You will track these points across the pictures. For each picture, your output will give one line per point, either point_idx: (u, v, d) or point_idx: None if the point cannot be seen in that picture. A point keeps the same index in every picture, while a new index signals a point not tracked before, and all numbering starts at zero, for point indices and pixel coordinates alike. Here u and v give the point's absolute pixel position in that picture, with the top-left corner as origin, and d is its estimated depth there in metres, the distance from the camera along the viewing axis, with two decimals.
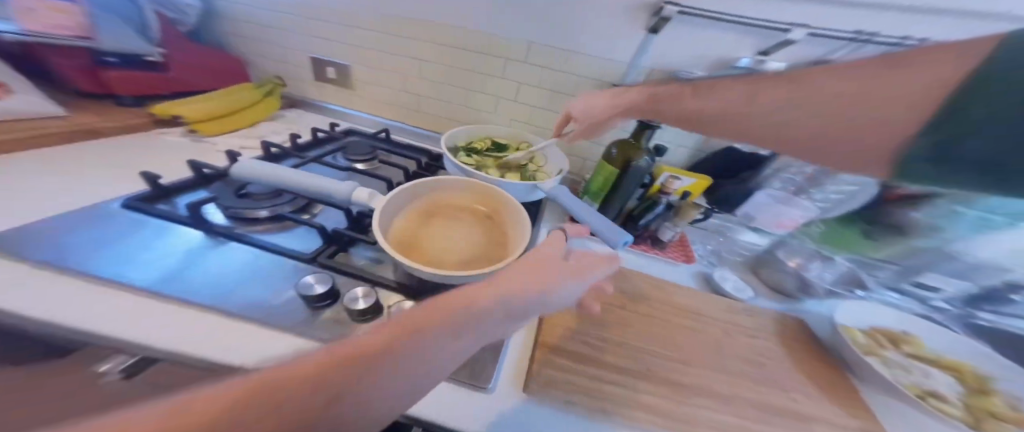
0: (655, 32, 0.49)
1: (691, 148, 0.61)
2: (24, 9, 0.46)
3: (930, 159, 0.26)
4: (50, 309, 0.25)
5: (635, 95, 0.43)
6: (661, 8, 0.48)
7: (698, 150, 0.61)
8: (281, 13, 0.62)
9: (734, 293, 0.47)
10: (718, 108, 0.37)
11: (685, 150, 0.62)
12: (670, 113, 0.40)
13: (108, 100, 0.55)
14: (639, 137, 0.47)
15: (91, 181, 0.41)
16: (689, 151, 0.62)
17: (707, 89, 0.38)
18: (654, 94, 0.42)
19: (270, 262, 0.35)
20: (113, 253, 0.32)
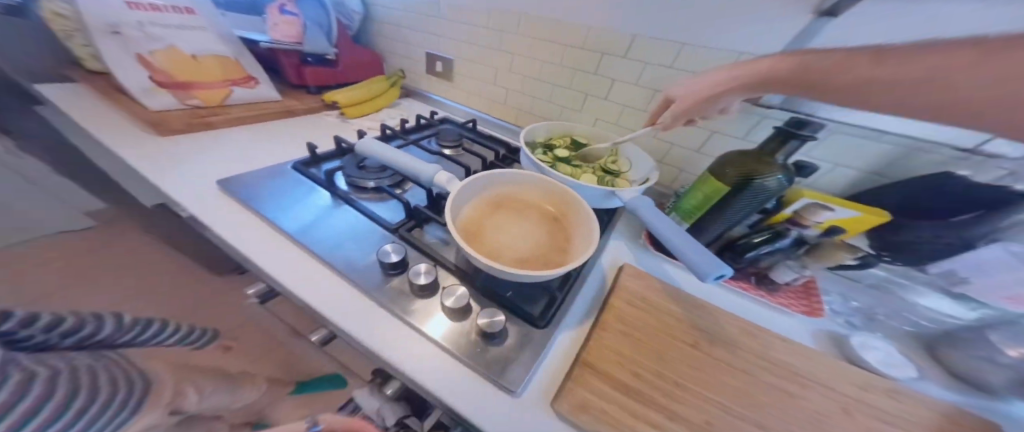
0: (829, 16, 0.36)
1: (859, 170, 0.42)
2: (272, 24, 0.67)
3: None
4: (238, 238, 0.38)
5: (772, 62, 0.31)
6: None
7: (871, 175, 0.41)
8: (409, 14, 0.72)
9: (877, 365, 0.33)
10: (910, 83, 0.23)
11: (849, 173, 0.43)
12: (818, 88, 0.28)
13: (302, 90, 0.73)
14: (776, 150, 0.35)
15: (273, 143, 0.57)
16: (856, 174, 0.42)
17: (901, 54, 0.23)
18: (804, 61, 0.28)
19: (365, 227, 0.43)
20: (276, 200, 0.44)
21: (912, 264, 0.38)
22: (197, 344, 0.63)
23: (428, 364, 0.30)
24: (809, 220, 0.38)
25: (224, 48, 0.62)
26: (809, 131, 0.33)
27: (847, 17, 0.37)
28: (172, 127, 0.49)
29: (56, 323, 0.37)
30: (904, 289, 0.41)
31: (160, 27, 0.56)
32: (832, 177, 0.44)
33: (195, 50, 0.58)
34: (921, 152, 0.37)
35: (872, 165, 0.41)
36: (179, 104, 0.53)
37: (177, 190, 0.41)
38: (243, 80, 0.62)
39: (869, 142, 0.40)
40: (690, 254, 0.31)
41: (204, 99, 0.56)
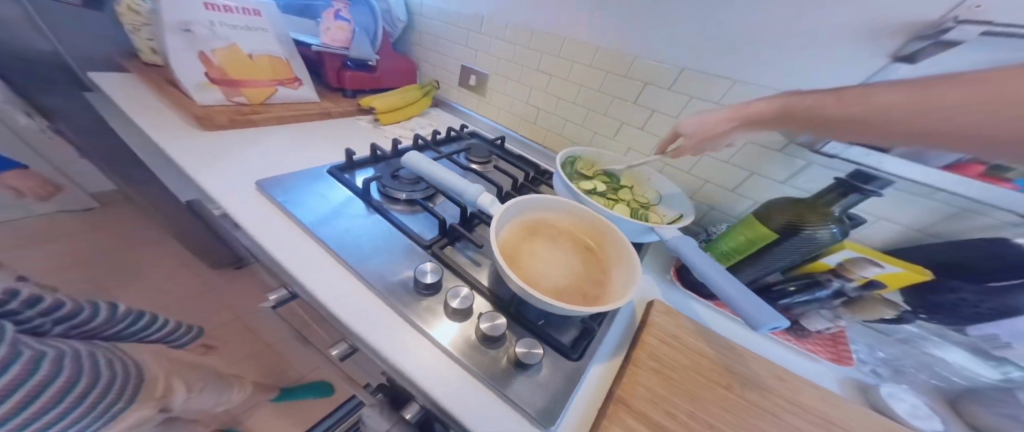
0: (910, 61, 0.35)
1: (903, 226, 0.42)
2: (325, 28, 0.66)
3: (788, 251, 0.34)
4: (266, 236, 0.37)
5: (763, 105, 0.36)
6: (944, 27, 0.33)
7: (917, 232, 0.41)
8: (450, 25, 0.73)
9: (908, 418, 0.32)
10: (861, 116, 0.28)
11: (892, 227, 0.42)
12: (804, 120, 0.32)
13: (336, 91, 0.73)
14: (831, 201, 0.36)
15: (308, 144, 0.57)
16: (900, 230, 0.42)
17: (859, 95, 0.28)
18: (787, 106, 0.34)
19: (397, 238, 0.43)
20: (306, 201, 0.44)
21: (953, 323, 0.36)
22: (176, 343, 0.64)
23: (458, 389, 0.29)
24: (854, 273, 0.38)
25: (279, 50, 0.61)
26: (875, 186, 0.34)
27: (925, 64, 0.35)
28: (218, 123, 0.49)
29: (53, 307, 0.38)
30: (930, 344, 0.39)
31: (229, 28, 0.55)
32: (872, 229, 0.44)
33: (252, 50, 0.57)
34: (977, 215, 0.36)
35: (920, 223, 0.40)
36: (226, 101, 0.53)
37: (216, 186, 0.41)
38: (289, 81, 0.61)
39: (920, 198, 0.39)
40: (740, 301, 0.31)
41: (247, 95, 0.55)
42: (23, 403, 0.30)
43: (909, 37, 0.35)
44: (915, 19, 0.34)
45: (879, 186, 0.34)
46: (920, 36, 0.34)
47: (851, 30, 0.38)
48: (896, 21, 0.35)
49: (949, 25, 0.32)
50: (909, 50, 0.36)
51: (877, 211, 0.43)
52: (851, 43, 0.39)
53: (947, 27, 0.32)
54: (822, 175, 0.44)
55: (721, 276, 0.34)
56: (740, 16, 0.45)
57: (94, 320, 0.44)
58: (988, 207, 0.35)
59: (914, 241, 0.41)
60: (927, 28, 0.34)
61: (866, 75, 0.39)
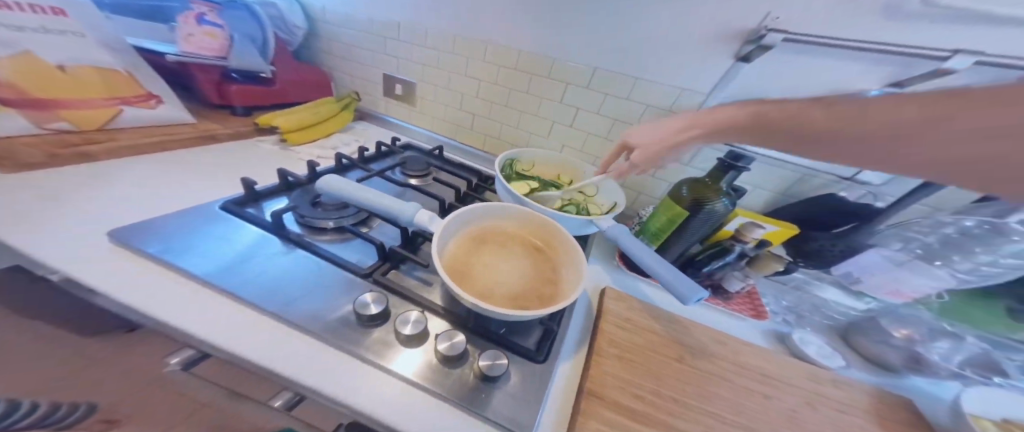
0: (747, 60, 0.45)
1: (771, 191, 0.51)
2: (185, 34, 0.54)
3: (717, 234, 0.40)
4: (136, 295, 0.29)
5: (733, 111, 0.35)
6: (760, 34, 0.43)
7: (781, 196, 0.51)
8: (364, 32, 0.67)
9: (818, 358, 0.39)
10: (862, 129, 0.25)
11: (766, 193, 0.52)
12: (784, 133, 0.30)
13: (229, 110, 0.62)
14: (716, 179, 0.41)
15: (195, 177, 0.46)
16: (770, 194, 0.52)
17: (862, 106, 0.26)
18: (760, 112, 0.32)
19: (327, 271, 0.37)
20: (192, 246, 0.35)
21: (823, 267, 0.47)
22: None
23: (424, 421, 0.26)
24: (748, 236, 0.43)
25: (112, 59, 0.48)
26: (744, 162, 0.39)
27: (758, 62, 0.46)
28: (26, 160, 0.36)
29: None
30: (814, 287, 0.49)
31: (14, 30, 0.40)
32: (754, 196, 0.53)
33: (65, 60, 0.44)
34: (815, 177, 0.48)
35: (781, 187, 0.50)
36: (37, 130, 0.40)
37: (36, 248, 0.29)
38: (140, 99, 0.50)
39: (778, 168, 0.49)
40: (672, 278, 0.33)
41: (78, 122, 0.43)
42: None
43: (743, 41, 0.45)
44: (743, 27, 0.44)
45: (747, 162, 0.39)
46: (749, 40, 0.44)
47: (716, 34, 0.46)
48: (736, 29, 0.44)
49: (763, 33, 0.42)
50: (745, 50, 0.45)
51: (753, 181, 0.51)
52: (727, 43, 0.46)
53: (762, 34, 0.43)
54: (710, 156, 0.51)
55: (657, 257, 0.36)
56: (638, 20, 0.50)
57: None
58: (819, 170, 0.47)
59: (780, 202, 0.52)
60: (750, 34, 0.44)
61: (721, 74, 0.48)
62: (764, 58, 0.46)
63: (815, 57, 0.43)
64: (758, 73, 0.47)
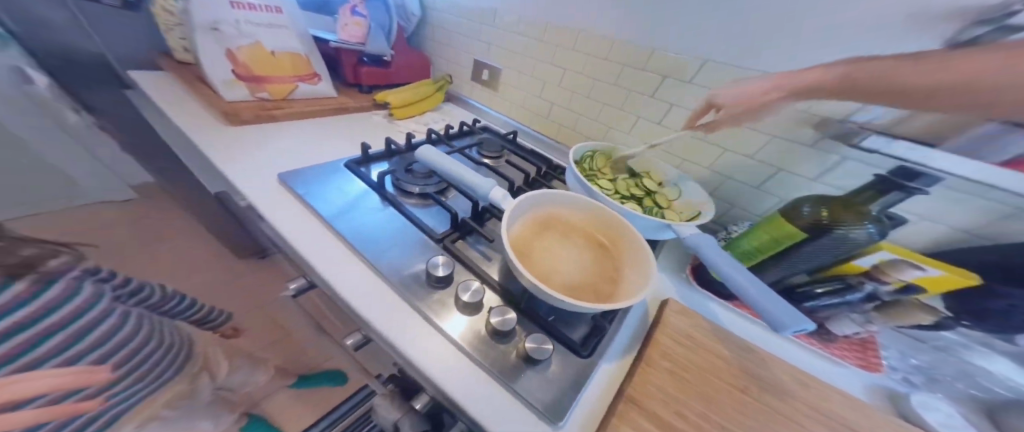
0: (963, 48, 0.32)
1: (951, 227, 0.38)
2: (342, 25, 0.68)
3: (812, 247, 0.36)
4: (287, 225, 0.39)
5: (819, 74, 0.36)
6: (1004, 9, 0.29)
7: (967, 234, 0.37)
8: (464, 19, 0.73)
9: (937, 426, 0.30)
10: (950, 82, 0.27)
11: (939, 228, 0.39)
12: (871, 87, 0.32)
13: (353, 87, 0.75)
14: (870, 199, 0.35)
15: (325, 138, 0.58)
16: (947, 229, 0.38)
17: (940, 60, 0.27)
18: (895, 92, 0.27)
19: (411, 230, 0.44)
20: (323, 192, 0.45)
21: (997, 332, 0.34)
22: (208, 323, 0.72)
23: (470, 382, 0.30)
24: (890, 276, 0.35)
25: (299, 46, 0.62)
26: (920, 183, 0.36)
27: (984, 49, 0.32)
28: (243, 118, 0.51)
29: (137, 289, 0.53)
30: (972, 353, 0.37)
31: (253, 26, 0.57)
32: (915, 230, 0.41)
33: (275, 47, 0.59)
34: None
35: (970, 223, 0.36)
36: (251, 98, 0.55)
37: (242, 180, 0.43)
38: (308, 77, 0.63)
39: (971, 198, 0.35)
40: (758, 306, 0.29)
41: (274, 93, 0.58)
42: (48, 332, 0.39)
43: (963, 22, 0.31)
44: (973, 5, 0.30)
45: (924, 183, 0.36)
46: (983, 20, 0.30)
47: (896, 14, 0.35)
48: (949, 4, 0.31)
49: (1015, 8, 0.28)
50: (968, 34, 0.31)
51: (920, 210, 0.39)
52: (891, 32, 0.36)
53: (1013, 10, 0.28)
54: (858, 170, 0.41)
55: (748, 282, 0.31)
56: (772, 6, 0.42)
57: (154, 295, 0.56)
58: None
59: (959, 242, 0.38)
60: (990, 11, 0.29)
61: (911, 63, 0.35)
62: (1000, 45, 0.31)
63: None
64: None
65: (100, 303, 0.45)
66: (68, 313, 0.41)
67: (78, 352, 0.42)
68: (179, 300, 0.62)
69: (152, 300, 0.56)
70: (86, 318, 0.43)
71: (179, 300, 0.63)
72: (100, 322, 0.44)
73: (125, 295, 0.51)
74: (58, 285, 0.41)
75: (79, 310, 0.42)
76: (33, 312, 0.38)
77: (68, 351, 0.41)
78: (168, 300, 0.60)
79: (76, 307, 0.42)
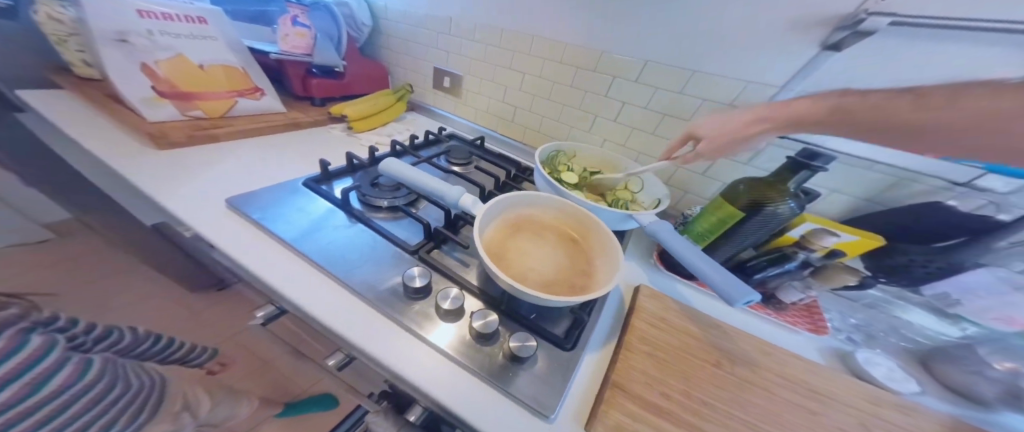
0: (838, 48, 0.39)
1: (852, 198, 0.44)
2: (283, 35, 0.64)
3: (750, 227, 0.39)
4: (243, 252, 0.36)
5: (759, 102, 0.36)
6: (860, 19, 0.36)
7: (867, 203, 0.43)
8: (418, 27, 0.72)
9: (885, 380, 0.34)
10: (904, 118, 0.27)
11: (846, 199, 0.44)
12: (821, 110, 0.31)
13: (306, 101, 0.71)
14: (783, 180, 0.37)
15: (280, 156, 0.55)
16: (853, 200, 0.44)
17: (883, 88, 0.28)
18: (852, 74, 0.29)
19: (381, 244, 0.42)
20: (280, 213, 0.42)
21: (908, 285, 0.39)
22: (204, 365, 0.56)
23: (459, 392, 0.29)
24: (815, 244, 0.38)
25: (234, 58, 0.59)
26: (821, 162, 0.35)
27: (853, 51, 0.39)
28: (173, 140, 0.47)
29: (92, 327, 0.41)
30: (896, 308, 0.42)
31: (172, 37, 0.52)
32: (828, 203, 0.46)
33: (203, 60, 0.55)
34: (913, 183, 0.39)
35: (869, 192, 0.42)
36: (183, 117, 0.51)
37: (184, 209, 0.39)
38: (250, 92, 0.59)
39: (863, 171, 0.41)
40: (722, 281, 0.31)
41: (207, 111, 0.53)
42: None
43: (833, 28, 0.39)
44: (842, 11, 0.38)
45: (825, 162, 0.35)
46: (842, 26, 0.38)
47: (795, 17, 0.40)
48: (823, 13, 0.38)
49: (862, 17, 0.36)
50: (836, 38, 0.39)
51: (830, 184, 0.44)
52: (793, 30, 0.41)
53: (860, 18, 0.36)
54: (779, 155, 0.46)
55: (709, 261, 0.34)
56: (697, 9, 0.46)
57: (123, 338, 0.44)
58: (924, 174, 0.38)
59: (863, 209, 0.43)
60: (844, 20, 0.38)
61: (801, 63, 0.42)
62: (859, 47, 0.39)
63: (928, 41, 0.35)
64: (847, 62, 0.40)
65: (59, 350, 0.32)
66: (13, 367, 0.29)
67: (12, 417, 0.29)
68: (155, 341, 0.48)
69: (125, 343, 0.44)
70: (25, 376, 0.29)
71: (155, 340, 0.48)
72: (51, 374, 0.31)
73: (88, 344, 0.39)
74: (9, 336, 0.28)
75: (23, 365, 0.29)
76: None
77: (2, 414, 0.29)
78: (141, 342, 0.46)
79: (47, 368, 0.31)
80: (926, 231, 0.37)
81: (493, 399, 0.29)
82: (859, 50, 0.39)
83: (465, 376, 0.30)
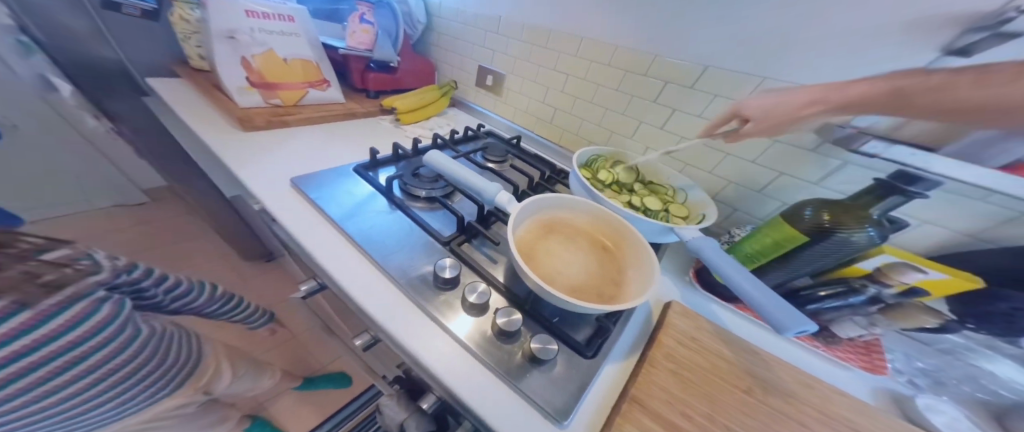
0: (968, 54, 0.33)
1: (954, 231, 0.39)
2: (351, 31, 0.70)
3: (817, 254, 0.36)
4: (299, 228, 0.40)
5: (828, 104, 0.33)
6: (1007, 17, 0.30)
7: (973, 238, 0.38)
8: (469, 25, 0.74)
9: (943, 428, 0.30)
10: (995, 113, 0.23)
11: (941, 232, 0.39)
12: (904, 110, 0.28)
13: (360, 93, 0.77)
14: (868, 204, 0.35)
15: (333, 142, 0.59)
16: (952, 234, 0.39)
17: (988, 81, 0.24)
18: (899, 87, 0.28)
19: (417, 232, 0.45)
20: (330, 194, 0.46)
21: (1002, 336, 0.33)
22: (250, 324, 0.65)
23: (476, 384, 0.30)
24: (893, 279, 0.35)
25: (311, 53, 0.64)
26: (919, 188, 0.32)
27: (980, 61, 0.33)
28: (255, 124, 0.52)
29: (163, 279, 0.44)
30: (977, 355, 0.36)
31: (267, 34, 0.58)
32: (919, 234, 0.41)
33: (287, 54, 0.60)
34: None
35: (977, 227, 0.37)
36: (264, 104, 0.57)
37: (256, 184, 0.44)
38: (319, 84, 0.64)
39: (971, 200, 0.36)
40: (764, 307, 0.29)
41: (285, 99, 0.59)
42: (63, 348, 0.33)
43: (964, 29, 0.32)
44: (967, 12, 0.32)
45: (924, 188, 0.32)
46: (979, 27, 0.31)
47: (891, 22, 0.36)
48: (932, 16, 0.34)
49: (1011, 15, 0.29)
50: (966, 41, 0.33)
51: (924, 214, 0.40)
52: (886, 37, 0.37)
53: (1007, 17, 0.30)
54: (857, 177, 0.41)
55: (758, 286, 0.32)
56: (768, 14, 0.43)
57: (200, 298, 0.51)
58: None
59: (970, 247, 0.38)
60: (985, 19, 0.31)
61: (914, 69, 0.36)
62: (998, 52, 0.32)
63: None
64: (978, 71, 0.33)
65: (118, 320, 0.37)
66: (84, 331, 0.34)
67: (69, 377, 0.34)
68: (223, 304, 0.55)
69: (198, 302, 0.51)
70: (85, 344, 0.34)
71: (224, 302, 0.56)
72: (101, 345, 0.36)
73: (162, 301, 0.45)
74: (84, 305, 0.34)
75: (91, 331, 0.34)
76: (60, 324, 0.32)
77: (57, 377, 0.34)
78: (213, 302, 0.53)
79: (106, 335, 0.36)
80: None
81: (509, 395, 0.30)
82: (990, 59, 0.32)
83: (484, 370, 0.31)
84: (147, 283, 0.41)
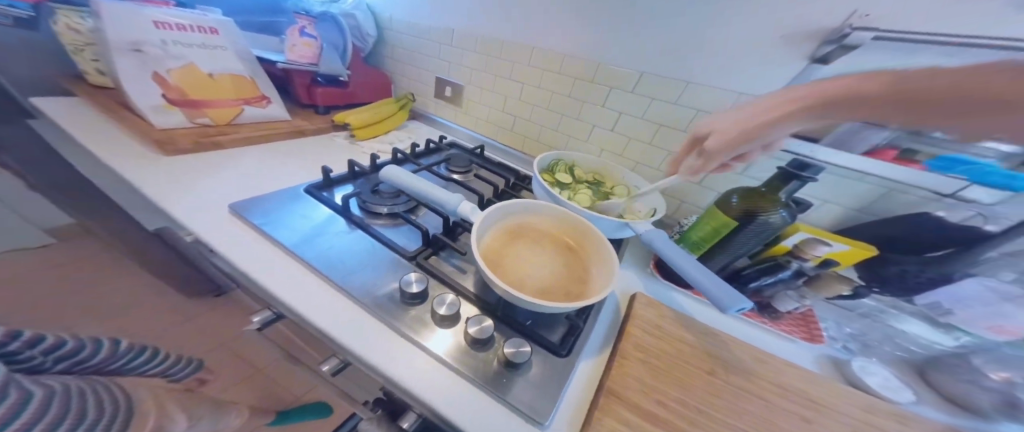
0: (825, 62, 0.40)
1: (843, 207, 0.45)
2: (291, 44, 0.67)
3: (743, 236, 0.40)
4: (240, 257, 0.36)
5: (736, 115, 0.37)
6: (844, 34, 0.38)
7: (857, 211, 0.44)
8: (422, 39, 0.74)
9: (880, 390, 0.34)
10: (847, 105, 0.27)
11: (836, 209, 0.46)
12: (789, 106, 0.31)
13: (311, 109, 0.73)
14: (774, 190, 0.39)
15: (283, 162, 0.56)
16: (842, 210, 0.45)
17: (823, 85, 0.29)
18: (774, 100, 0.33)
19: (380, 250, 0.43)
20: (281, 219, 0.43)
21: (902, 295, 0.40)
22: (175, 377, 0.52)
23: (453, 400, 0.28)
24: (808, 253, 0.39)
25: (242, 67, 0.60)
26: (810, 173, 0.36)
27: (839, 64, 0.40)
28: (179, 147, 0.47)
29: (37, 339, 0.35)
30: (889, 316, 0.42)
31: (184, 47, 0.53)
32: (821, 212, 0.47)
33: (213, 69, 0.56)
34: (902, 193, 0.40)
35: (860, 203, 0.43)
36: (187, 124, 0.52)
37: (186, 213, 0.39)
38: (256, 100, 0.60)
39: (854, 181, 0.43)
40: (712, 288, 0.32)
41: (215, 118, 0.55)
42: None
43: (820, 41, 0.40)
44: (824, 27, 0.39)
45: (814, 172, 0.36)
46: (829, 40, 0.40)
47: (773, 35, 0.43)
48: (809, 27, 0.40)
49: (847, 31, 0.38)
50: (823, 51, 0.40)
51: (823, 195, 0.46)
52: (776, 45, 0.43)
53: (846, 32, 0.38)
54: (770, 166, 0.48)
55: (709, 274, 0.34)
56: (688, 24, 0.48)
57: (98, 354, 0.42)
58: (910, 186, 0.39)
59: (854, 220, 0.45)
60: (832, 33, 0.39)
61: (791, 75, 0.43)
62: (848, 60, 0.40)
63: (913, 54, 0.37)
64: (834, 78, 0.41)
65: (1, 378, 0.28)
66: None
67: None
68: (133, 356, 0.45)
69: (98, 359, 0.41)
70: None
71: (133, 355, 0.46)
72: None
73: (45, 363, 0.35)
74: None
75: None
76: None
77: None
78: (117, 357, 0.44)
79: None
80: (916, 240, 0.38)
81: (487, 405, 0.29)
82: (847, 64, 0.40)
83: (459, 383, 0.30)
84: (18, 345, 0.33)
